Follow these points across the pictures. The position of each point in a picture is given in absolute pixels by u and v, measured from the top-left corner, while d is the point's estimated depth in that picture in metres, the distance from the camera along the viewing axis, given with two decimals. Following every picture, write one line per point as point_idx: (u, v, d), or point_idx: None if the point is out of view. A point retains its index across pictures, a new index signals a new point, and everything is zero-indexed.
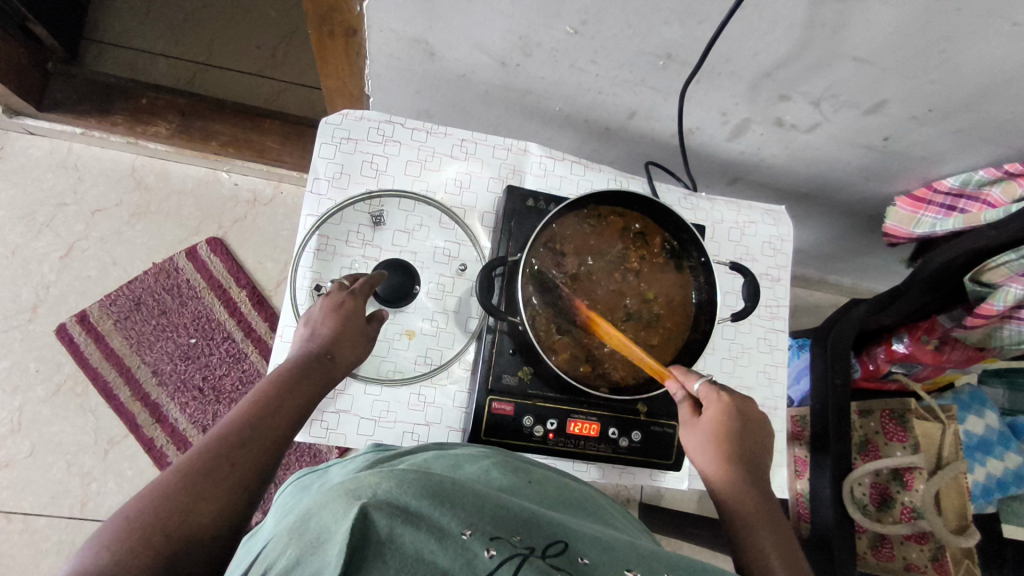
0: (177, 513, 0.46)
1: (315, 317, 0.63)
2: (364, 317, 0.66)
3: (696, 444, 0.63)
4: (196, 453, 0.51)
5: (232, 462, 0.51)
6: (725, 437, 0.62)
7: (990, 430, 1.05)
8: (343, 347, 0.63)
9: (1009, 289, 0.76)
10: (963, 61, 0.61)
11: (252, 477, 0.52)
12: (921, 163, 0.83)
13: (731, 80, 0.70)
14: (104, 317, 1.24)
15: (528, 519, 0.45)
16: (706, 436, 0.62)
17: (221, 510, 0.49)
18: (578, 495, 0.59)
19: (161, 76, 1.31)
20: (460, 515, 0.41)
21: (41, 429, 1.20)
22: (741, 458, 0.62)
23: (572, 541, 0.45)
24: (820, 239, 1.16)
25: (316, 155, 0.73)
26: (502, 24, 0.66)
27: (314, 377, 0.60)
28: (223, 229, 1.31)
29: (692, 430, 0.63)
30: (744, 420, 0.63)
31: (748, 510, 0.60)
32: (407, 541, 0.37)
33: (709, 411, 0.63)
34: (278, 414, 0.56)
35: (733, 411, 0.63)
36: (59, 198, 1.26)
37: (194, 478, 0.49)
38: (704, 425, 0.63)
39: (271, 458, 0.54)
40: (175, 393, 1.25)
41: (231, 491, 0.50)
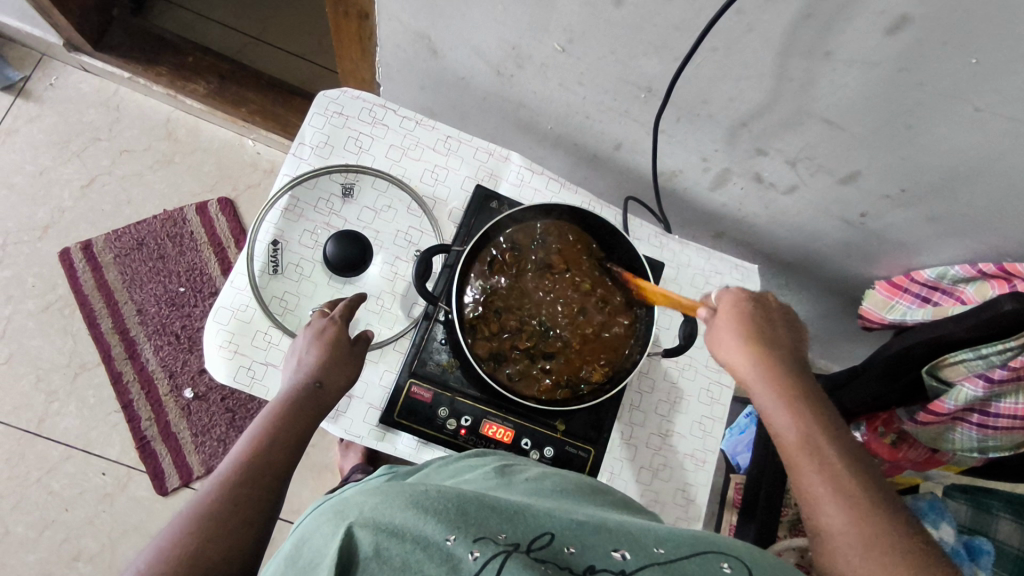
0: (185, 558, 0.50)
1: (301, 347, 0.65)
2: (348, 341, 0.66)
3: (734, 360, 0.58)
4: (203, 499, 0.54)
5: (235, 501, 0.54)
6: (763, 346, 0.58)
7: (943, 544, 0.99)
8: (333, 374, 0.64)
9: (962, 388, 0.73)
10: (931, 141, 0.61)
11: (256, 513, 0.55)
12: (898, 249, 0.82)
13: (709, 124, 0.71)
14: (106, 249, 1.30)
15: (514, 513, 0.47)
16: (746, 345, 0.58)
17: (229, 550, 0.52)
18: (590, 484, 0.61)
19: (214, 41, 1.39)
20: (443, 517, 0.44)
21: (21, 341, 1.25)
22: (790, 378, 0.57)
23: (559, 531, 0.46)
24: (802, 316, 1.15)
25: (307, 123, 0.77)
26: (497, 32, 0.70)
27: (307, 411, 0.62)
28: (236, 191, 1.37)
29: (722, 335, 0.59)
30: (774, 324, 0.60)
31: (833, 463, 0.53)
32: (391, 552, 0.41)
33: (735, 311, 0.59)
34: (274, 449, 0.59)
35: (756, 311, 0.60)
36: (94, 132, 1.34)
37: (202, 526, 0.52)
38: (740, 331, 0.58)
39: (274, 491, 0.57)
40: (152, 335, 1.29)
41: (236, 531, 0.53)
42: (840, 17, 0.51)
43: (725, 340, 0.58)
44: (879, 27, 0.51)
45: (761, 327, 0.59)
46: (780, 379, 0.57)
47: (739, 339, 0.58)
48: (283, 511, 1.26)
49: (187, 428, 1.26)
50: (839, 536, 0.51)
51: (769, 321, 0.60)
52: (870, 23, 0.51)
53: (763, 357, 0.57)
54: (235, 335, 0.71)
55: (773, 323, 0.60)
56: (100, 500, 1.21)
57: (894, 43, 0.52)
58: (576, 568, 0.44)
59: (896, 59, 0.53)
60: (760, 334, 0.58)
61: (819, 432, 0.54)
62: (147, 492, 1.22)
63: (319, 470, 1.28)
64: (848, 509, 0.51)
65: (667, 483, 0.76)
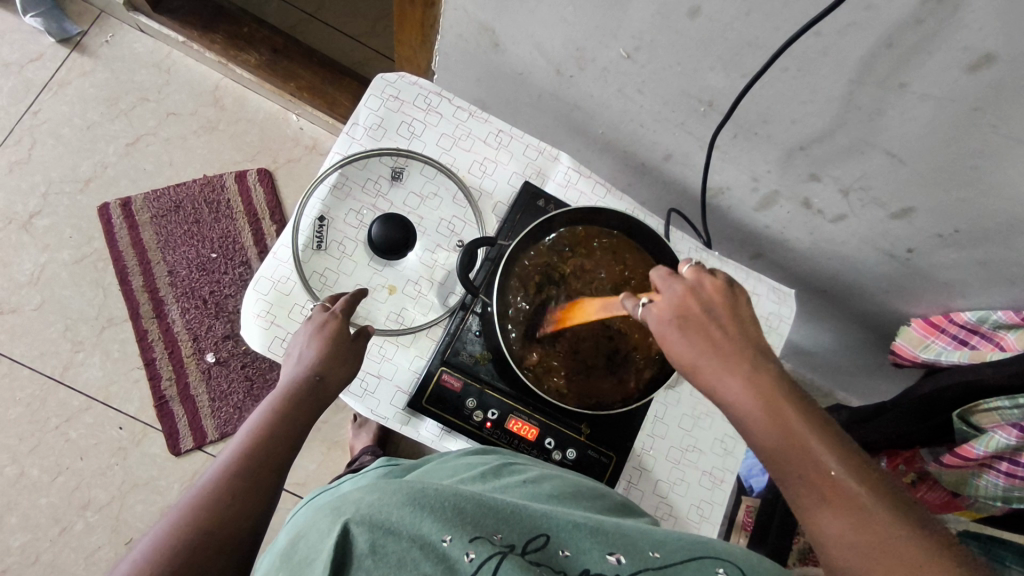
0: (183, 552, 0.51)
1: (303, 341, 0.65)
2: (349, 335, 0.67)
3: (686, 361, 0.50)
4: (202, 491, 0.55)
5: (231, 494, 0.55)
6: (716, 335, 0.49)
7: None
8: (335, 368, 0.65)
9: (993, 435, 0.72)
10: (993, 184, 0.60)
11: (255, 505, 0.56)
12: (941, 288, 0.82)
13: (766, 144, 0.71)
14: (145, 208, 1.32)
15: (510, 514, 0.48)
16: (696, 342, 0.49)
17: (226, 541, 0.53)
18: (591, 488, 0.61)
19: (270, 14, 1.41)
20: (441, 518, 0.45)
21: (54, 290, 1.27)
22: (748, 359, 0.49)
23: (554, 533, 0.48)
24: (829, 345, 1.14)
25: (362, 103, 0.77)
26: (564, 32, 0.70)
27: (305, 403, 0.62)
28: (276, 164, 1.38)
29: (667, 325, 0.50)
30: (729, 307, 0.51)
31: (820, 458, 0.46)
32: (388, 550, 0.42)
33: (684, 297, 0.50)
34: (272, 443, 0.59)
35: (709, 293, 0.51)
36: (143, 91, 1.36)
37: (198, 517, 0.53)
38: (686, 317, 0.50)
39: (273, 486, 0.58)
40: (181, 297, 1.30)
41: (232, 523, 0.54)
42: (919, 51, 0.51)
43: (669, 335, 0.50)
44: (959, 65, 0.50)
45: (708, 308, 0.50)
46: (735, 364, 0.49)
47: (689, 335, 0.50)
48: (290, 484, 1.27)
49: (205, 391, 1.27)
50: (835, 543, 0.44)
51: (723, 304, 0.51)
52: (950, 59, 0.50)
53: (716, 347, 0.49)
54: (271, 307, 0.72)
55: (721, 295, 0.51)
56: (114, 453, 1.23)
57: (972, 82, 0.51)
58: (569, 571, 0.46)
59: (970, 99, 0.53)
60: (711, 321, 0.50)
61: (794, 420, 0.47)
62: (160, 450, 1.24)
63: (330, 447, 1.29)
64: (845, 523, 0.44)
65: (683, 499, 0.76)
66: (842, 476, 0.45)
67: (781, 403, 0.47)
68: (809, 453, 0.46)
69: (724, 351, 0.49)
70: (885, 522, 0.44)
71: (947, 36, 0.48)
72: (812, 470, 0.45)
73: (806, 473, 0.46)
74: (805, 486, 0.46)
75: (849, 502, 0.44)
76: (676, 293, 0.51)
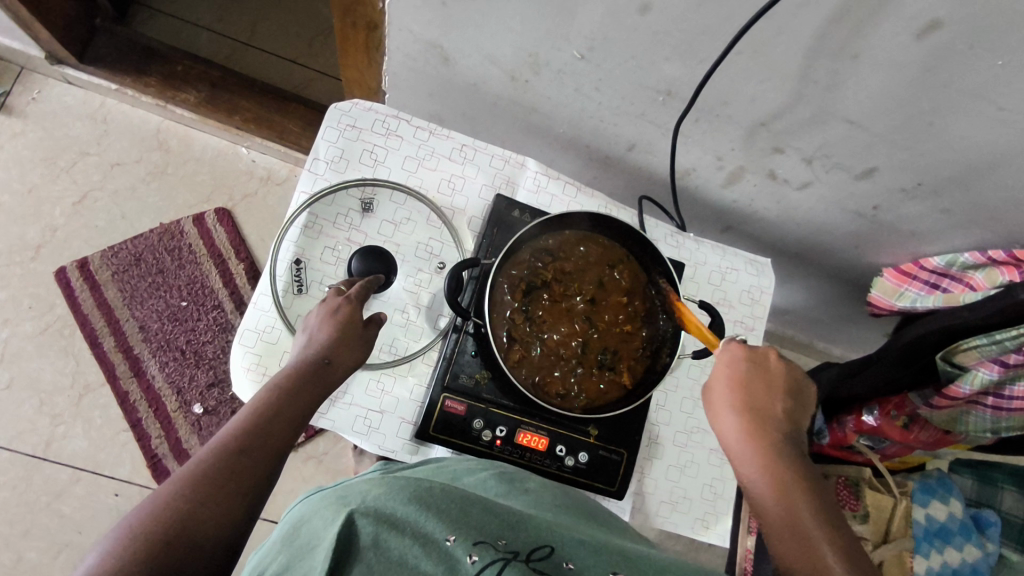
0: (176, 523, 0.48)
1: (313, 325, 0.64)
2: (361, 325, 0.65)
3: (723, 419, 0.61)
4: (198, 463, 0.52)
5: (229, 472, 0.52)
6: (759, 399, 0.61)
7: (952, 518, 1.04)
8: (341, 354, 0.63)
9: (977, 371, 0.76)
10: (949, 138, 0.63)
11: (253, 484, 0.53)
12: (908, 238, 0.84)
13: (728, 125, 0.72)
14: (104, 267, 1.27)
15: (516, 522, 0.49)
16: (738, 393, 0.61)
17: (222, 519, 0.50)
18: (585, 504, 0.62)
19: (202, 48, 1.37)
20: (445, 520, 0.47)
21: (21, 365, 1.22)
22: (776, 438, 0.60)
23: (558, 546, 0.48)
24: (807, 302, 1.17)
25: (320, 137, 0.76)
26: (514, 40, 0.69)
27: (311, 388, 0.60)
28: (233, 201, 1.34)
29: (718, 389, 0.62)
30: (774, 383, 0.62)
31: (809, 519, 0.56)
32: (391, 545, 0.44)
33: (731, 368, 0.62)
34: (274, 422, 0.57)
35: (755, 369, 0.62)
36: (82, 146, 1.31)
37: (195, 490, 0.50)
38: (733, 385, 0.62)
39: (272, 468, 0.55)
40: (157, 351, 1.27)
41: (230, 502, 0.51)
42: (869, 23, 0.52)
43: (717, 392, 0.62)
44: (908, 32, 0.52)
45: (759, 373, 0.62)
46: (762, 435, 0.60)
47: (732, 398, 0.61)
48: None
49: (198, 443, 1.24)
50: None
51: (770, 382, 0.62)
52: (899, 28, 0.52)
53: (754, 421, 0.60)
54: (260, 359, 0.71)
55: (773, 374, 0.62)
56: (114, 521, 1.20)
57: (922, 48, 0.53)
58: None
59: (922, 62, 0.54)
60: (752, 395, 0.61)
61: (791, 479, 0.58)
62: None
63: (334, 477, 1.28)
64: None
65: (695, 481, 0.78)
66: (823, 544, 0.55)
67: (790, 482, 0.58)
68: (801, 522, 0.56)
69: (759, 417, 0.60)
70: None
71: (895, 8, 0.50)
72: (790, 519, 0.56)
73: (797, 533, 0.56)
74: (792, 539, 0.56)
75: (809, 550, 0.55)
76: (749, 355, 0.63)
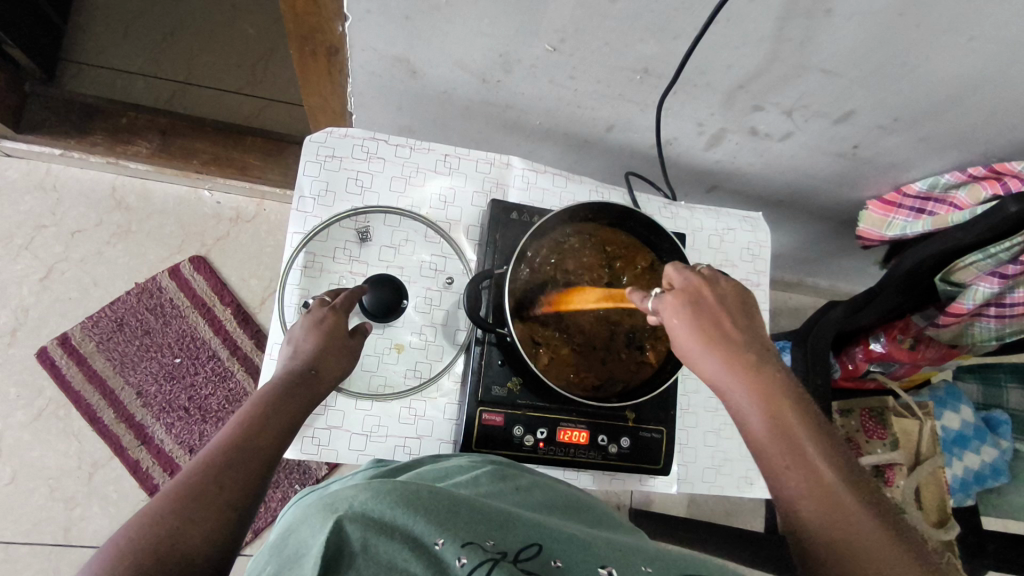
0: (165, 538, 0.44)
1: (298, 334, 0.62)
2: (346, 332, 0.64)
3: (688, 351, 0.54)
4: (185, 477, 0.48)
5: (221, 484, 0.48)
6: (723, 335, 0.53)
7: (965, 425, 1.10)
8: (329, 362, 0.61)
9: (977, 287, 0.79)
10: (924, 72, 0.64)
11: (245, 495, 0.49)
12: (889, 169, 0.86)
13: (706, 92, 0.72)
14: (86, 339, 1.22)
15: (505, 521, 0.47)
16: (702, 338, 0.53)
17: (215, 528, 0.46)
18: (572, 500, 0.60)
19: (141, 95, 1.31)
20: (435, 520, 0.44)
21: (22, 455, 1.18)
22: (749, 358, 0.53)
23: (547, 545, 0.46)
24: (795, 244, 1.20)
25: (301, 173, 0.74)
26: (483, 43, 0.68)
27: (298, 396, 0.57)
28: (206, 246, 1.30)
29: (675, 318, 0.54)
30: (728, 306, 0.55)
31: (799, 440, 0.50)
32: (380, 550, 0.41)
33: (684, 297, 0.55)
34: (264, 428, 0.53)
35: (707, 293, 0.55)
36: (36, 219, 1.25)
37: (183, 502, 0.46)
38: (690, 315, 0.54)
39: (263, 476, 0.51)
40: (160, 414, 1.23)
41: (223, 511, 0.47)
42: None
43: (675, 323, 0.54)
44: None
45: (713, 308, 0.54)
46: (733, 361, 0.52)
47: (691, 328, 0.53)
48: None
49: None
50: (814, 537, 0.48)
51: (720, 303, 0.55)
52: None
53: (721, 345, 0.53)
54: None
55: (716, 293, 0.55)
56: None
57: None
58: None
59: (894, 5, 0.55)
60: (713, 321, 0.53)
61: (793, 419, 0.51)
62: None
63: None
64: (823, 513, 0.48)
65: (732, 441, 0.81)
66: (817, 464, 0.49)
67: (774, 406, 0.51)
68: (801, 447, 0.50)
69: (724, 343, 0.53)
70: (859, 522, 0.47)
71: None
72: (806, 475, 0.49)
73: (796, 458, 0.50)
74: (791, 468, 0.50)
75: (837, 507, 0.48)
76: (686, 293, 0.55)
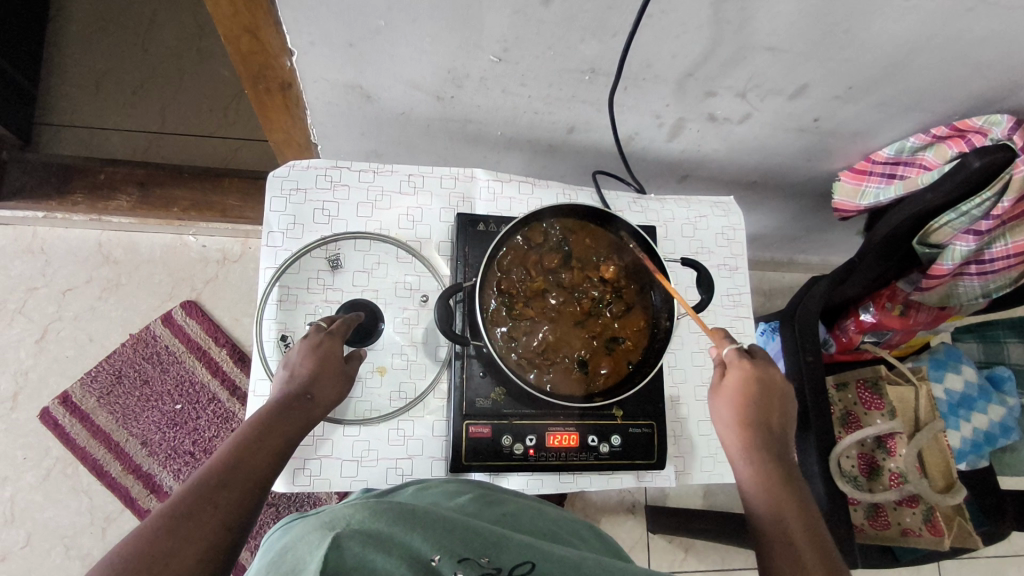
0: (158, 557, 0.43)
1: (294, 359, 0.61)
2: (342, 359, 0.63)
3: (725, 417, 0.63)
4: (178, 498, 0.47)
5: (214, 504, 0.48)
6: (756, 415, 0.63)
7: (969, 385, 1.08)
8: (323, 388, 0.60)
9: (955, 247, 0.79)
10: (867, 37, 0.64)
11: (236, 517, 0.48)
12: (854, 139, 0.86)
13: (657, 84, 0.73)
14: (86, 395, 1.23)
15: (499, 540, 0.47)
16: (738, 410, 0.63)
17: (203, 553, 0.45)
18: (555, 522, 0.59)
19: (117, 149, 1.33)
20: (429, 536, 0.45)
21: (35, 517, 1.19)
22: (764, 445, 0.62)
23: (540, 562, 0.46)
24: (777, 223, 1.19)
25: (268, 209, 0.75)
26: (428, 61, 0.69)
27: (295, 418, 0.57)
28: (196, 291, 1.32)
29: (721, 394, 0.64)
30: (773, 396, 0.63)
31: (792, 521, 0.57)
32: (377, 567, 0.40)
33: (736, 376, 0.63)
34: (259, 451, 0.53)
35: (756, 378, 0.63)
36: (28, 282, 1.27)
37: (176, 522, 0.45)
38: (735, 393, 0.63)
39: (253, 498, 0.51)
40: (167, 461, 1.24)
41: (214, 532, 0.46)
42: None
43: (722, 396, 0.64)
44: None
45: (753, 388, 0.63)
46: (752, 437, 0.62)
47: (734, 406, 0.63)
48: None
49: None
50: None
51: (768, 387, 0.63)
52: None
53: (747, 421, 0.62)
54: None
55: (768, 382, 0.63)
56: None
57: None
58: None
59: None
60: (752, 404, 0.62)
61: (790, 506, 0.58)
62: None
63: None
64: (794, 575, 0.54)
65: None
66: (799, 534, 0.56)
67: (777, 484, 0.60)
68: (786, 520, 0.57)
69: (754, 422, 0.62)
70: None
71: None
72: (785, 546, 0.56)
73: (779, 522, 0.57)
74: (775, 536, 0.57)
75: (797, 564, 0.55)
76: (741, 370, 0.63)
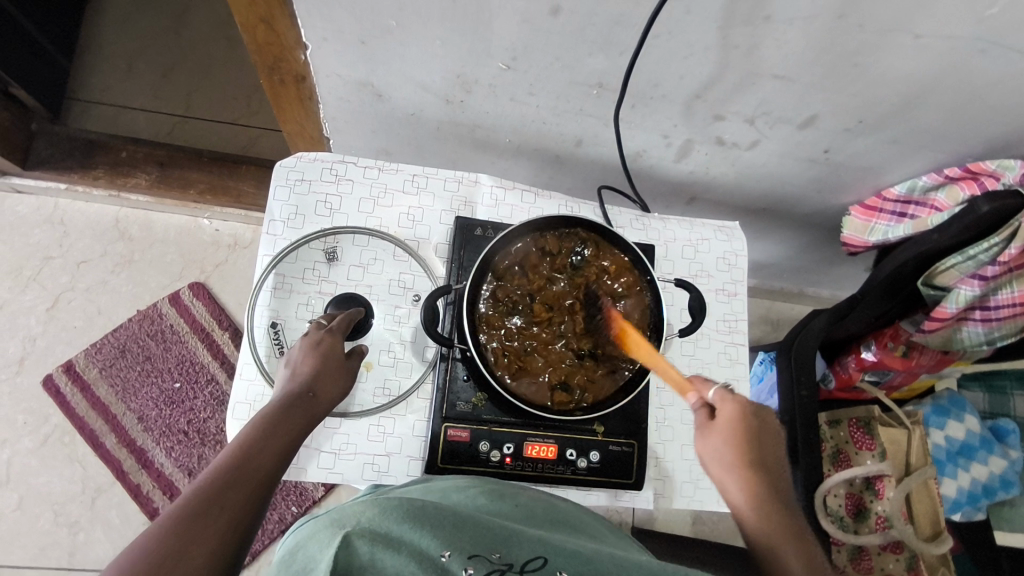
0: (168, 557, 0.40)
1: (295, 358, 0.61)
2: (344, 354, 0.64)
3: (711, 458, 0.58)
4: (187, 498, 0.44)
5: (222, 504, 0.45)
6: (753, 455, 0.58)
7: (971, 435, 1.05)
8: (326, 385, 0.61)
9: (960, 290, 0.77)
10: (877, 72, 0.63)
11: (246, 517, 0.46)
12: (865, 174, 0.85)
13: (664, 104, 0.72)
14: (89, 366, 1.26)
15: (510, 537, 0.45)
16: (726, 450, 0.58)
17: (215, 553, 0.42)
18: (562, 514, 0.59)
19: (142, 129, 1.37)
20: (439, 532, 0.42)
21: (29, 481, 1.21)
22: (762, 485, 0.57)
23: (551, 556, 0.44)
24: (786, 253, 1.18)
25: (271, 198, 0.76)
26: (438, 64, 0.70)
27: (299, 415, 0.56)
28: (205, 273, 1.34)
29: (709, 437, 0.59)
30: (763, 434, 0.59)
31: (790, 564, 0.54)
32: (387, 564, 0.38)
33: (728, 419, 0.58)
34: (263, 448, 0.51)
35: (749, 416, 0.59)
36: (44, 250, 1.30)
37: (185, 522, 0.42)
38: (729, 436, 0.58)
39: (262, 497, 0.48)
40: (161, 438, 1.26)
41: (223, 533, 0.43)
42: None
43: (713, 437, 0.58)
44: None
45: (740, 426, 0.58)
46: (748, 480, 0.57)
47: (724, 446, 0.58)
48: None
49: None
50: None
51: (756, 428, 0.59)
52: None
53: (738, 463, 0.57)
54: None
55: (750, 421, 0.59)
56: None
57: None
58: None
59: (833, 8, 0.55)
60: (744, 443, 0.58)
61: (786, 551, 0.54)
62: None
63: None
64: None
65: None
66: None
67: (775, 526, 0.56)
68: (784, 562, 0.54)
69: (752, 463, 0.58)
70: None
71: None
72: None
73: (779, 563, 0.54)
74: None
75: None
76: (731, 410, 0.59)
